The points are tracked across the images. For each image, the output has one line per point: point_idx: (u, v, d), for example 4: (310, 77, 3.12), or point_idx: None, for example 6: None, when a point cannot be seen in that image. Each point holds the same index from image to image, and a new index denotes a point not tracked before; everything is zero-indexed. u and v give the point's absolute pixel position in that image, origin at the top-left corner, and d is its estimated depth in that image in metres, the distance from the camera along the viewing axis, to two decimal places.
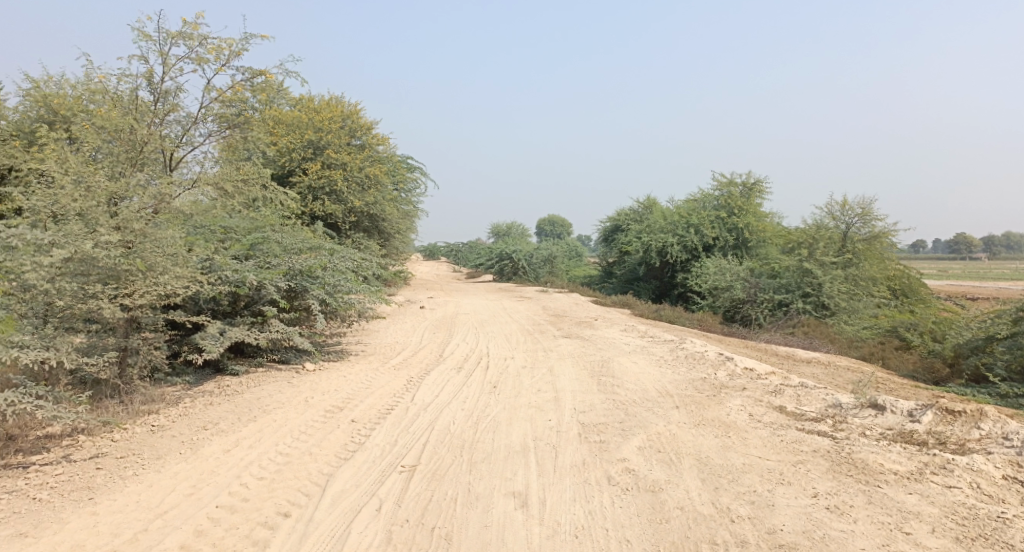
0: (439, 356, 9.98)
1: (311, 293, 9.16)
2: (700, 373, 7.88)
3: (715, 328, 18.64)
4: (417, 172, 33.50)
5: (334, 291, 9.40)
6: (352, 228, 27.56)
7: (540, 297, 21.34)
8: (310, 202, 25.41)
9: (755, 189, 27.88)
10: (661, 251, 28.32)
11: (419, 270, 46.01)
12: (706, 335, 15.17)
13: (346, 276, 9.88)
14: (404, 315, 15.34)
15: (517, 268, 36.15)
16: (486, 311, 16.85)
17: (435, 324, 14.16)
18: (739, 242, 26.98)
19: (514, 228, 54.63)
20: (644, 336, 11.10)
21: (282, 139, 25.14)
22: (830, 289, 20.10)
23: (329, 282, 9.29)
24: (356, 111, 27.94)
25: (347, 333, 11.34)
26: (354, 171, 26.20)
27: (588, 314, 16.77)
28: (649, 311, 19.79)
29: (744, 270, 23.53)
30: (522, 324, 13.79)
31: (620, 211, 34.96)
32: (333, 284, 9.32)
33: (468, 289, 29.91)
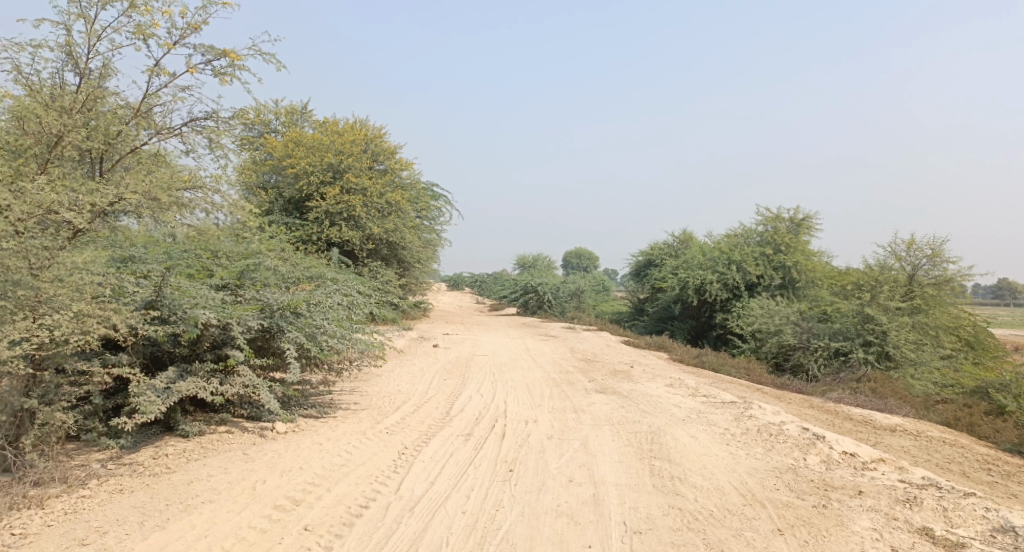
0: (446, 414, 8.17)
1: (287, 335, 7.42)
2: (785, 460, 5.94)
3: (765, 378, 16.59)
4: (440, 200, 32.02)
5: (320, 334, 7.67)
6: (369, 255, 26.05)
7: (568, 337, 19.50)
8: (326, 227, 23.97)
9: (803, 225, 25.85)
10: (699, 288, 26.30)
11: (443, 301, 44.43)
12: (760, 389, 13.17)
13: (337, 315, 8.14)
14: (414, 355, 13.57)
15: (544, 302, 34.32)
16: (508, 352, 15.06)
17: (448, 368, 12.35)
18: (785, 282, 24.90)
19: (541, 260, 52.95)
20: (698, 394, 9.18)
21: (301, 161, 23.77)
22: (895, 338, 18.01)
23: (313, 323, 7.57)
24: (378, 134, 26.65)
25: (341, 380, 9.65)
26: (374, 197, 24.77)
27: (622, 359, 14.86)
28: (689, 356, 17.81)
29: (793, 312, 21.42)
30: (549, 371, 11.94)
31: (654, 245, 33.05)
32: (319, 326, 7.60)
33: (490, 323, 28.14)
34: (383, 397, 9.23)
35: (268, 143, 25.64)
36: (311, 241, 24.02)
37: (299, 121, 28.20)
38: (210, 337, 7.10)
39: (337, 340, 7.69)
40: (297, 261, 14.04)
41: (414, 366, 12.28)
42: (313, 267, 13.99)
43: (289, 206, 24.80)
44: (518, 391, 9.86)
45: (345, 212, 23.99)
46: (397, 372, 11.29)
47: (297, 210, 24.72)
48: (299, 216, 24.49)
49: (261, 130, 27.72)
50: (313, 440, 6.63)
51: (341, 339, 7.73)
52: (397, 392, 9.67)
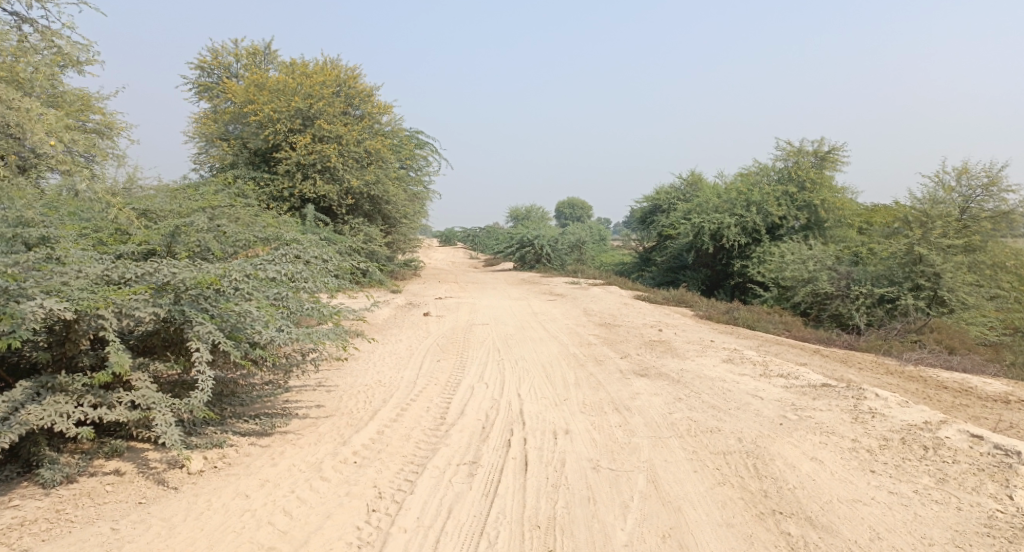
0: (440, 424, 5.89)
1: (194, 328, 4.98)
2: (987, 505, 3.69)
3: (808, 334, 14.45)
4: (427, 148, 29.37)
5: (247, 323, 5.21)
6: (349, 212, 23.60)
7: (578, 294, 17.26)
8: (299, 181, 21.43)
9: (828, 157, 23.39)
10: (715, 234, 24.00)
11: (435, 259, 42.05)
12: (818, 353, 10.97)
13: (273, 298, 5.72)
14: (400, 329, 11.26)
15: (543, 256, 31.98)
16: (513, 317, 12.81)
17: (442, 345, 10.06)
18: (811, 222, 22.67)
19: (534, 212, 50.32)
20: (772, 375, 6.91)
21: (265, 107, 21.03)
22: (950, 281, 15.87)
23: (234, 308, 5.12)
24: (352, 75, 23.87)
25: (303, 375, 7.38)
26: (351, 145, 22.13)
27: (647, 323, 12.62)
28: (718, 312, 15.62)
29: (824, 255, 19.22)
30: (567, 344, 9.67)
31: (660, 189, 30.54)
32: (245, 311, 5.16)
33: (486, 281, 25.80)
34: (356, 398, 6.93)
35: (229, 89, 22.92)
36: (283, 197, 21.56)
37: (265, 63, 25.51)
38: (86, 336, 4.81)
39: (274, 331, 5.22)
40: (257, 219, 11.72)
41: (401, 345, 10.00)
42: (268, 224, 11.66)
43: (256, 159, 22.19)
44: (534, 378, 7.58)
45: (319, 164, 21.43)
46: (378, 358, 8.99)
47: (265, 163, 22.13)
48: (268, 170, 21.94)
49: (222, 75, 24.99)
50: (237, 489, 4.32)
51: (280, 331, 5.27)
52: (375, 387, 7.39)
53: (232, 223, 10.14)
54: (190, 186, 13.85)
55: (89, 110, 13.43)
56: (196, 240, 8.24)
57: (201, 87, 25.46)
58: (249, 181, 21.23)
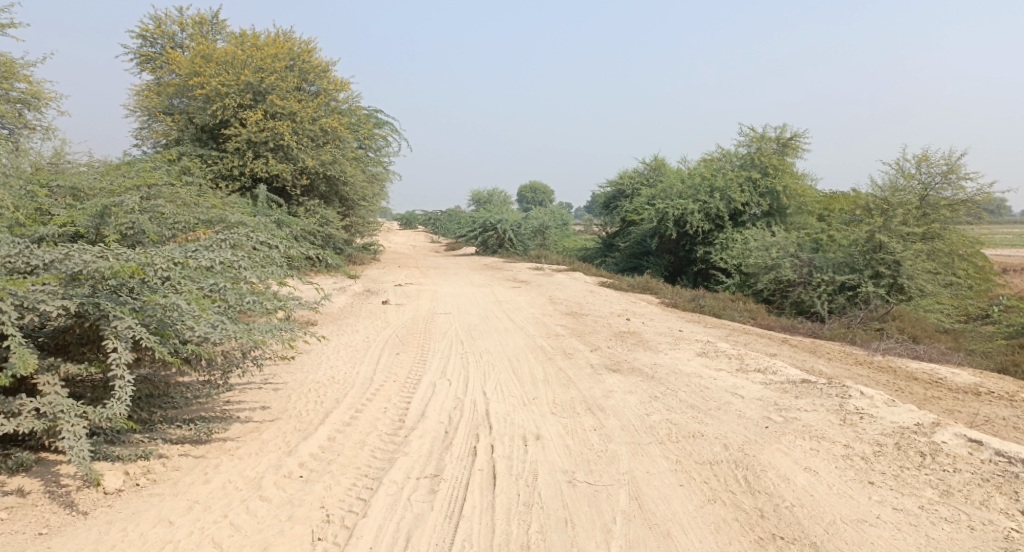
0: (398, 428, 5.39)
1: (110, 321, 4.30)
2: (1000, 524, 3.38)
3: (774, 323, 14.33)
4: (385, 128, 28.48)
5: (174, 318, 4.54)
6: (304, 193, 22.69)
7: (542, 281, 16.84)
8: (249, 160, 20.45)
9: (790, 144, 23.39)
10: (678, 219, 23.84)
11: (396, 243, 41.16)
12: (787, 343, 10.77)
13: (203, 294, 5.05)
14: (357, 318, 10.64)
15: (505, 241, 31.53)
16: (475, 305, 12.32)
17: (401, 336, 9.51)
18: (773, 209, 22.68)
19: (496, 196, 49.69)
20: (750, 371, 6.58)
21: (212, 80, 19.96)
22: (910, 269, 15.95)
23: (158, 300, 4.44)
24: (306, 49, 22.86)
25: (249, 375, 6.78)
26: (305, 123, 21.20)
27: (613, 311, 12.28)
28: (684, 300, 15.41)
29: (787, 242, 19.18)
30: (533, 336, 9.22)
31: (624, 174, 30.26)
32: (172, 304, 4.49)
33: (447, 266, 25.22)
34: (305, 397, 6.36)
35: (174, 61, 21.70)
36: (233, 177, 20.58)
37: (212, 35, 24.28)
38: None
39: (207, 326, 4.55)
40: (200, 199, 10.96)
41: (357, 336, 9.41)
42: (209, 204, 10.91)
43: (203, 135, 21.09)
44: (500, 374, 7.12)
45: (271, 142, 20.48)
46: (331, 352, 8.40)
47: (213, 140, 21.06)
48: (216, 148, 20.90)
49: (165, 46, 23.81)
50: (162, 515, 3.77)
51: (213, 326, 4.60)
52: (328, 385, 6.82)
53: (171, 202, 9.42)
54: (127, 163, 12.89)
55: (14, 78, 12.36)
56: (127, 221, 7.53)
57: (143, 59, 24.09)
58: (196, 159, 20.19)
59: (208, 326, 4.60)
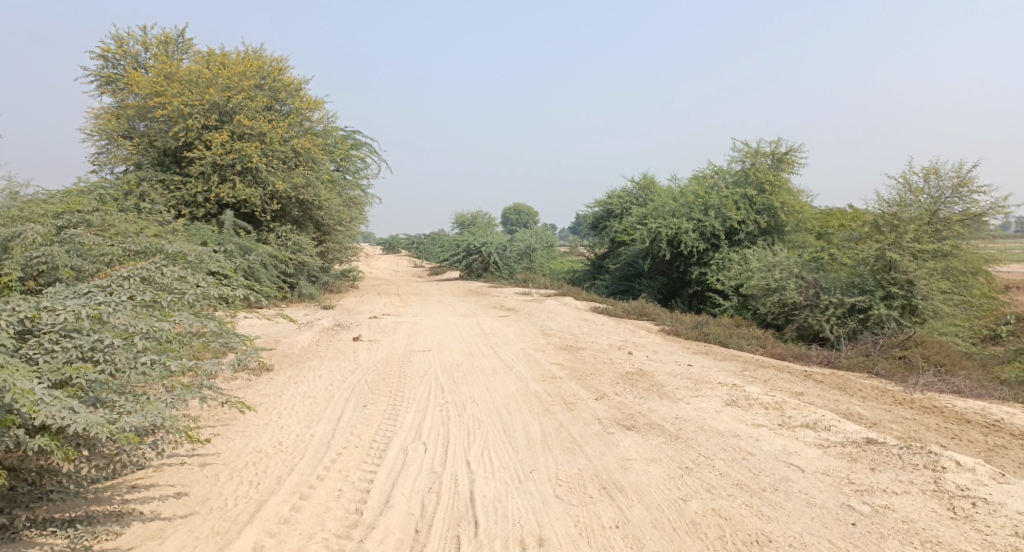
0: (349, 530, 4.15)
1: None
2: None
3: (785, 351, 13.15)
4: (364, 149, 27.32)
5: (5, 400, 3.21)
6: (275, 218, 21.37)
7: (532, 308, 15.60)
8: (214, 184, 19.22)
9: (786, 158, 22.42)
10: (672, 239, 22.74)
11: (379, 268, 39.80)
12: (810, 377, 9.58)
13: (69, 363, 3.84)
14: (322, 359, 9.30)
15: (490, 264, 30.32)
16: (458, 339, 11.05)
17: (372, 382, 8.19)
18: (771, 227, 21.63)
19: (482, 218, 48.54)
20: (797, 428, 5.35)
21: (174, 100, 18.73)
22: (924, 288, 14.86)
23: None
24: (276, 66, 21.73)
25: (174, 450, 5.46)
26: (275, 144, 19.95)
27: (612, 344, 11.04)
28: (686, 327, 14.21)
29: (790, 261, 18.07)
30: (524, 378, 7.96)
31: (612, 193, 29.19)
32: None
33: (430, 293, 23.92)
34: (240, 477, 5.04)
35: (134, 80, 20.45)
36: (197, 203, 19.34)
37: (177, 54, 23.07)
38: None
39: (52, 410, 3.27)
40: (143, 226, 9.67)
41: (319, 383, 8.09)
42: (148, 228, 9.58)
43: (165, 159, 19.83)
44: (486, 438, 5.84)
45: (238, 165, 19.25)
46: (285, 408, 7.07)
47: (176, 165, 19.82)
48: (179, 172, 19.65)
49: (128, 66, 22.63)
50: None
51: (61, 408, 3.32)
52: (272, 458, 5.51)
53: (104, 233, 8.16)
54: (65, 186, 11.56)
55: None
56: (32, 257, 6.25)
57: (104, 80, 22.81)
58: (156, 185, 18.96)
59: (57, 408, 3.31)
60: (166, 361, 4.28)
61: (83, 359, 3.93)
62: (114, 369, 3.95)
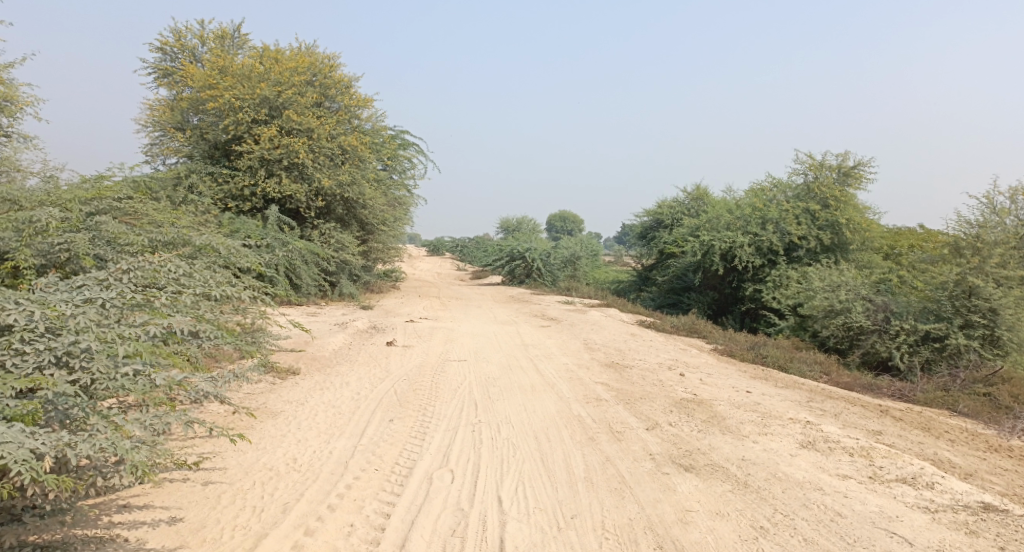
0: None
1: None
2: None
3: (851, 380, 12.10)
4: (411, 149, 27.03)
5: None
6: (319, 215, 21.12)
7: (576, 319, 14.84)
8: (261, 179, 19.02)
9: (853, 173, 21.15)
10: (726, 253, 21.66)
11: (421, 270, 39.54)
12: (886, 412, 8.63)
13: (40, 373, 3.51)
14: (350, 365, 8.71)
15: (533, 271, 29.65)
16: (495, 349, 10.39)
17: (402, 393, 7.54)
18: (834, 244, 20.39)
19: (527, 224, 47.93)
20: (892, 482, 4.52)
21: (225, 93, 18.65)
22: (1010, 318, 13.58)
23: None
24: (328, 63, 21.50)
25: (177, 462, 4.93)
26: (322, 141, 19.70)
27: (662, 363, 10.23)
28: (741, 348, 13.27)
29: (857, 282, 16.85)
30: (566, 399, 7.21)
31: (663, 203, 28.19)
32: None
33: (472, 297, 23.40)
34: (242, 501, 4.45)
35: (188, 73, 20.48)
36: (244, 197, 19.17)
37: (232, 48, 23.12)
38: None
39: None
40: (177, 217, 9.30)
41: (346, 392, 7.48)
42: (178, 217, 9.21)
43: (215, 152, 19.71)
44: (522, 469, 5.12)
45: (285, 160, 19.03)
46: (306, 417, 6.45)
47: (225, 158, 19.68)
48: (228, 166, 19.52)
49: (183, 59, 22.79)
50: None
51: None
52: (282, 478, 4.89)
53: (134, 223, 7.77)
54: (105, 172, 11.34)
55: None
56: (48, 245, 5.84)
57: (160, 72, 22.98)
58: (205, 177, 18.85)
59: None
60: (152, 372, 3.86)
61: (57, 364, 3.59)
62: (89, 380, 3.59)
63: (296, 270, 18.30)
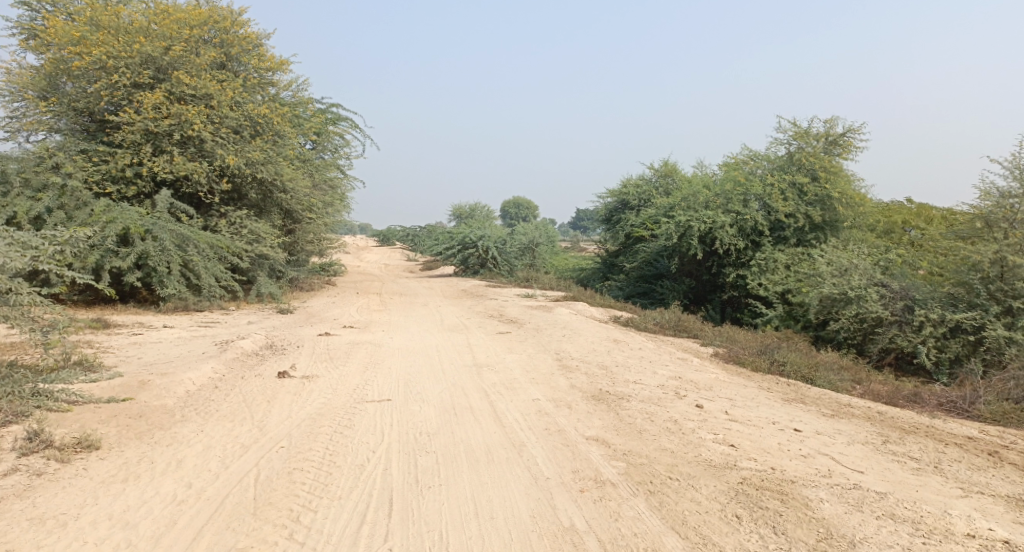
0: None
1: None
2: None
3: (890, 390, 9.58)
4: (343, 124, 23.63)
5: None
6: (229, 200, 17.66)
7: (541, 322, 11.95)
8: (148, 157, 15.43)
9: (842, 141, 18.81)
10: (703, 234, 19.04)
11: (367, 262, 36.12)
12: (996, 456, 6.05)
13: None
14: (202, 421, 5.59)
15: (487, 260, 26.71)
16: (433, 376, 7.39)
17: (266, 483, 4.42)
18: (825, 222, 18.05)
19: (480, 210, 44.83)
20: None
21: (95, 49, 14.99)
22: None
23: None
24: (233, 18, 17.90)
25: None
26: (224, 109, 16.25)
27: (666, 389, 7.43)
28: (748, 352, 10.63)
29: (866, 263, 14.42)
30: (544, 483, 4.29)
31: (628, 182, 25.50)
32: None
33: (419, 293, 20.34)
34: None
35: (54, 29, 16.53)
36: (127, 179, 15.56)
37: None
38: None
39: None
40: None
41: (166, 486, 4.35)
42: None
43: (92, 127, 16.04)
44: None
45: (177, 134, 15.49)
46: None
47: (104, 133, 16.04)
48: (105, 141, 15.84)
49: (52, 13, 18.79)
50: None
51: None
52: None
53: None
54: None
55: None
56: None
57: (28, 34, 18.85)
58: (78, 156, 15.20)
59: None
60: None
61: None
62: None
63: (193, 267, 14.88)
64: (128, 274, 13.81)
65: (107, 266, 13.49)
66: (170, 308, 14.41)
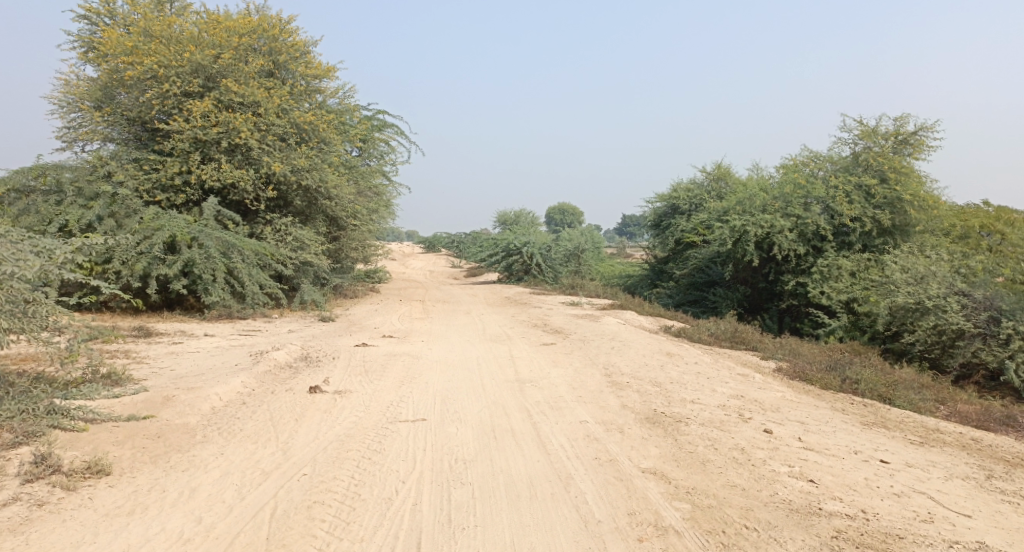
0: None
1: None
2: None
3: (980, 411, 8.63)
4: (388, 130, 23.47)
5: None
6: (275, 207, 17.58)
7: (589, 332, 11.32)
8: (195, 164, 15.41)
9: (913, 139, 17.60)
10: (761, 240, 18.08)
11: (412, 268, 35.99)
12: None
13: None
14: (224, 442, 5.19)
15: (531, 267, 26.17)
16: (474, 393, 6.87)
17: (282, 519, 3.95)
18: (894, 226, 16.89)
19: (526, 216, 44.34)
20: None
21: (146, 58, 15.08)
22: None
23: None
24: (281, 26, 17.89)
25: None
26: (271, 116, 16.16)
27: (728, 410, 6.73)
28: (815, 367, 9.78)
29: (944, 270, 13.32)
30: (595, 529, 3.71)
31: (679, 185, 24.61)
32: None
33: (463, 301, 19.92)
34: None
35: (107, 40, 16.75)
36: (175, 187, 15.59)
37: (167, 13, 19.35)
38: None
39: None
40: None
41: (175, 520, 3.93)
42: None
43: (143, 135, 16.16)
44: None
45: (224, 141, 15.45)
46: None
47: (154, 142, 16.14)
48: (155, 150, 15.91)
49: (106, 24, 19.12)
50: None
51: None
52: None
53: None
54: None
55: None
56: None
57: (84, 45, 19.22)
58: (128, 165, 15.29)
59: None
60: None
61: None
62: None
63: (238, 275, 14.76)
64: (174, 282, 13.75)
65: (155, 274, 13.40)
66: (214, 316, 14.29)
